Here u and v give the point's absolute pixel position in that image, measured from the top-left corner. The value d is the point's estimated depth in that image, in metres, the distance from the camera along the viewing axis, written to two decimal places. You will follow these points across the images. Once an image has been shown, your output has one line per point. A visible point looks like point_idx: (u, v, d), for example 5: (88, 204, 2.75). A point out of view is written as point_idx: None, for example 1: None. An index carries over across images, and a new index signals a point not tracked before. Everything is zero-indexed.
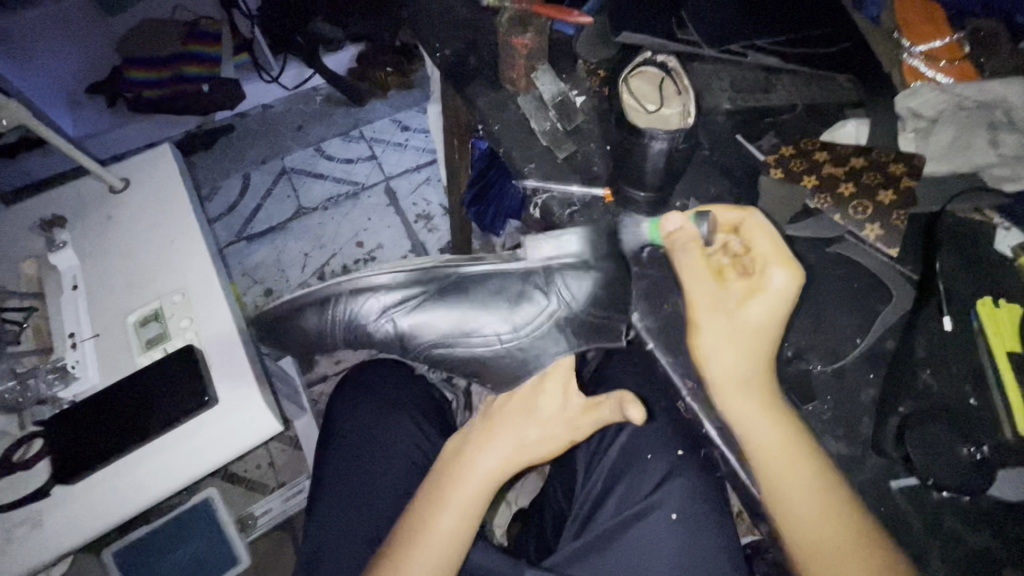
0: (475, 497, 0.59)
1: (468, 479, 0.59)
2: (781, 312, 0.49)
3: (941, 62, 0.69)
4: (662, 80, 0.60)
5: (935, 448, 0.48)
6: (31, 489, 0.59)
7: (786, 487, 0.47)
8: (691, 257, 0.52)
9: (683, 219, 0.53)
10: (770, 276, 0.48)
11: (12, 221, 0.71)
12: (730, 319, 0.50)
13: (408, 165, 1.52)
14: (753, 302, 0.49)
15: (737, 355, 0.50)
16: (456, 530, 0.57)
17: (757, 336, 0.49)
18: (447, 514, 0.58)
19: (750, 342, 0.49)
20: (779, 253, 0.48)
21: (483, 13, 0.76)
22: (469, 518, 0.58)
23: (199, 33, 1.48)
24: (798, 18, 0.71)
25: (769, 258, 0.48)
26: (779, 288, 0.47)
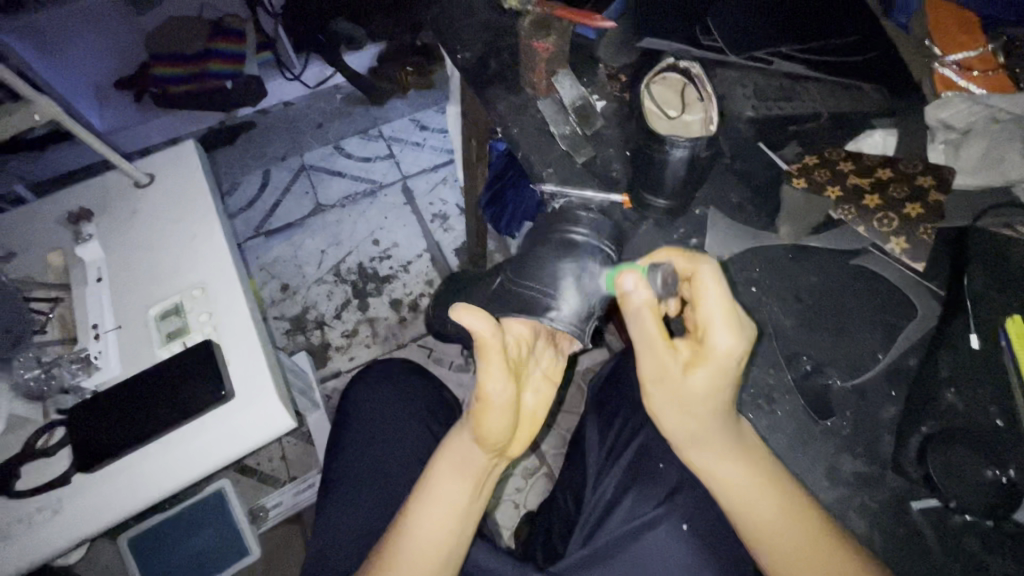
0: (461, 496, 0.56)
1: (449, 471, 0.56)
2: (725, 381, 0.47)
3: (975, 72, 0.67)
4: (684, 86, 0.59)
5: (957, 469, 0.47)
6: (52, 477, 0.60)
7: (764, 512, 0.48)
8: (644, 324, 0.48)
9: (637, 279, 0.48)
10: (715, 343, 0.46)
11: (39, 213, 0.73)
12: (673, 386, 0.48)
13: (425, 164, 1.53)
14: (696, 369, 0.47)
15: (696, 418, 0.48)
16: (445, 534, 0.55)
17: (704, 404, 0.47)
18: (434, 510, 0.55)
19: (702, 410, 0.48)
20: (726, 318, 0.46)
21: (505, 15, 0.76)
22: (459, 523, 0.56)
23: (226, 31, 1.52)
24: (819, 28, 0.71)
25: (713, 323, 0.46)
26: (720, 354, 0.46)
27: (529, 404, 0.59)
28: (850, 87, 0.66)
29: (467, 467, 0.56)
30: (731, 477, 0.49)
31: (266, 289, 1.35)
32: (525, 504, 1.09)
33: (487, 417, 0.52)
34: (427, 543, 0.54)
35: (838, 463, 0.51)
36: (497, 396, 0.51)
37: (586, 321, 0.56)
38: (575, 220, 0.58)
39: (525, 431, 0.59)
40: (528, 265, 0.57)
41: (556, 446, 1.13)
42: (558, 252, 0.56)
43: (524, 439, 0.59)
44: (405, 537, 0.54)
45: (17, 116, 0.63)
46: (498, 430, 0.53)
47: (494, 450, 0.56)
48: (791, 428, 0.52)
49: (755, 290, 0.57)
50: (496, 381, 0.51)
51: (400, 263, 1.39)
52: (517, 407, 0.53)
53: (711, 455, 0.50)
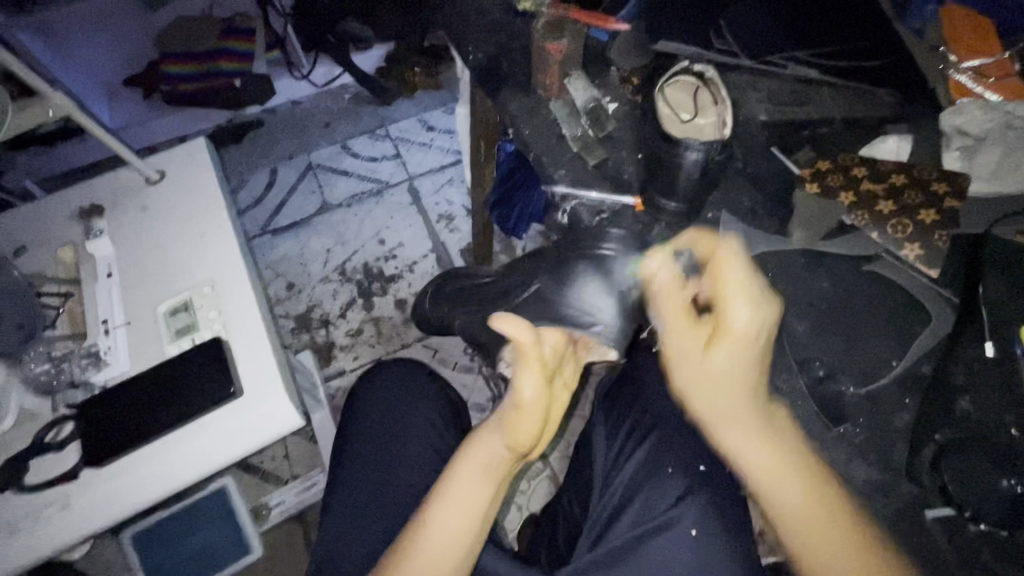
0: (482, 494, 0.56)
1: (472, 468, 0.56)
2: (747, 357, 0.46)
3: (989, 78, 0.66)
4: (698, 89, 0.59)
5: (970, 478, 0.47)
6: (61, 472, 0.60)
7: (792, 499, 0.46)
8: (672, 296, 0.52)
9: (661, 259, 0.54)
10: (729, 314, 0.46)
11: (51, 209, 0.73)
12: (694, 365, 0.48)
13: (432, 164, 1.53)
14: (718, 340, 0.47)
15: (723, 393, 0.48)
16: (463, 533, 0.55)
17: (728, 380, 0.47)
18: (450, 506, 0.55)
19: (727, 388, 0.47)
20: (743, 287, 0.46)
21: (517, 16, 0.76)
22: (478, 521, 0.56)
23: (234, 29, 1.54)
24: (835, 32, 0.70)
25: (735, 290, 0.46)
26: (740, 325, 0.46)
27: (558, 411, 0.59)
28: (863, 91, 0.66)
29: (490, 467, 0.56)
30: (756, 458, 0.47)
31: (272, 287, 1.36)
32: (529, 506, 1.08)
33: (519, 417, 0.53)
34: (446, 540, 0.54)
35: (850, 470, 0.50)
36: (531, 396, 0.53)
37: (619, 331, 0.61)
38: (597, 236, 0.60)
39: (551, 436, 0.59)
40: (563, 279, 0.63)
41: (561, 449, 1.13)
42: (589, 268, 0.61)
43: (547, 444, 0.60)
44: (424, 534, 0.54)
45: (31, 111, 0.63)
46: (529, 433, 0.54)
47: (520, 453, 0.56)
48: (803, 434, 0.52)
49: (765, 295, 0.57)
50: (532, 380, 0.53)
51: (406, 263, 1.39)
52: (546, 413, 0.54)
53: (740, 432, 0.48)
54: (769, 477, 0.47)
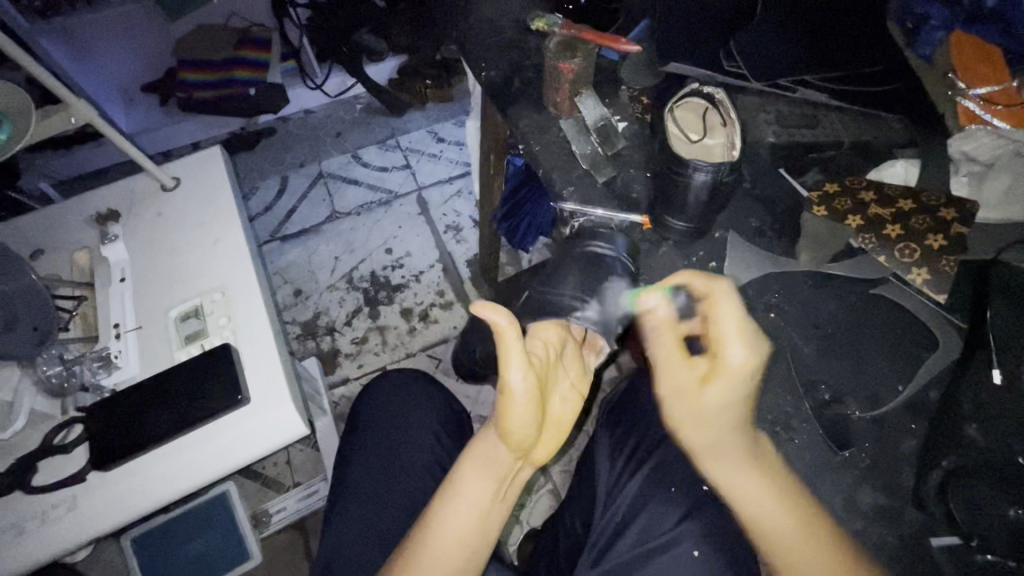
0: (485, 490, 0.56)
1: (473, 466, 0.56)
2: (742, 391, 0.48)
3: (997, 106, 0.66)
4: (706, 111, 0.60)
5: (978, 508, 0.46)
6: (69, 473, 0.61)
7: (779, 529, 0.48)
8: (664, 338, 0.53)
9: (659, 299, 0.54)
10: (729, 356, 0.47)
11: (68, 212, 0.74)
12: (691, 402, 0.50)
13: (441, 175, 1.55)
14: (709, 387, 0.48)
15: (715, 426, 0.50)
16: (471, 532, 0.55)
17: (719, 415, 0.49)
18: (458, 512, 0.55)
19: (721, 423, 0.49)
20: (740, 330, 0.48)
21: (530, 35, 0.77)
22: (482, 520, 0.56)
23: (255, 40, 1.57)
24: (842, 58, 0.71)
25: (733, 335, 0.48)
26: (737, 364, 0.47)
27: (556, 412, 0.60)
28: (872, 115, 0.67)
29: (491, 464, 0.56)
30: (745, 486, 0.49)
31: (279, 294, 1.37)
32: (529, 521, 1.08)
33: (511, 410, 0.53)
34: (452, 541, 0.54)
35: (855, 495, 0.50)
36: (520, 385, 0.52)
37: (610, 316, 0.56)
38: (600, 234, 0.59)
39: (550, 437, 0.60)
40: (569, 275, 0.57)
41: (563, 463, 1.13)
42: (594, 268, 0.57)
43: (549, 446, 0.60)
44: (431, 533, 0.54)
45: (52, 119, 0.64)
46: (521, 424, 0.53)
47: (518, 450, 0.56)
48: (808, 457, 0.52)
49: (773, 316, 0.57)
50: (519, 368, 0.51)
51: (413, 273, 1.40)
52: (535, 399, 0.53)
53: (732, 465, 0.49)
54: (765, 513, 0.48)
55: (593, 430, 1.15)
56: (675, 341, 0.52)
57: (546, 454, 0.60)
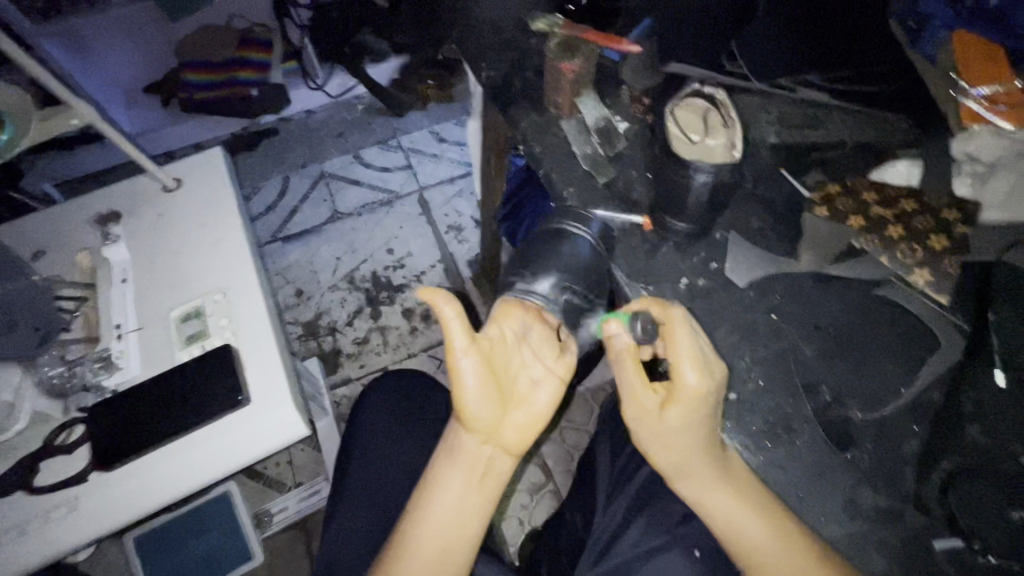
0: (460, 479, 0.54)
1: (443, 456, 0.55)
2: (701, 415, 0.50)
3: (1000, 105, 0.65)
4: (707, 111, 0.59)
5: (981, 508, 0.46)
6: (70, 474, 0.61)
7: (746, 530, 0.52)
8: (626, 367, 0.54)
9: (620, 327, 0.55)
10: (682, 382, 0.49)
11: (69, 213, 0.75)
12: (653, 425, 0.53)
13: (443, 175, 1.55)
14: (669, 411, 0.51)
15: (679, 449, 0.53)
16: (454, 527, 0.53)
17: (682, 439, 0.52)
18: (438, 507, 0.54)
19: (684, 445, 0.52)
20: (693, 356, 0.49)
21: (531, 35, 0.77)
22: (461, 512, 0.54)
23: (255, 40, 1.57)
24: (847, 57, 0.71)
25: (685, 361, 0.49)
26: (689, 390, 0.49)
27: (529, 395, 0.56)
28: (876, 115, 0.66)
29: (459, 452, 0.55)
30: (716, 499, 0.53)
31: (281, 294, 1.37)
32: (530, 521, 1.08)
33: (460, 391, 0.52)
34: (430, 530, 0.53)
35: (857, 497, 0.50)
36: (462, 363, 0.51)
37: (559, 291, 0.55)
38: (572, 216, 0.59)
39: (522, 421, 0.55)
40: (528, 265, 0.57)
41: (563, 463, 1.13)
42: (553, 249, 0.57)
43: (524, 435, 0.55)
44: (413, 522, 0.54)
45: (55, 119, 0.64)
46: (474, 404, 0.52)
47: (481, 433, 0.54)
48: (810, 459, 0.51)
49: (774, 316, 0.57)
50: (459, 346, 0.51)
51: (415, 273, 1.40)
52: (479, 375, 0.52)
53: (699, 484, 0.54)
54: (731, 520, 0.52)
55: (593, 431, 1.15)
56: (637, 373, 0.53)
57: (521, 442, 0.55)
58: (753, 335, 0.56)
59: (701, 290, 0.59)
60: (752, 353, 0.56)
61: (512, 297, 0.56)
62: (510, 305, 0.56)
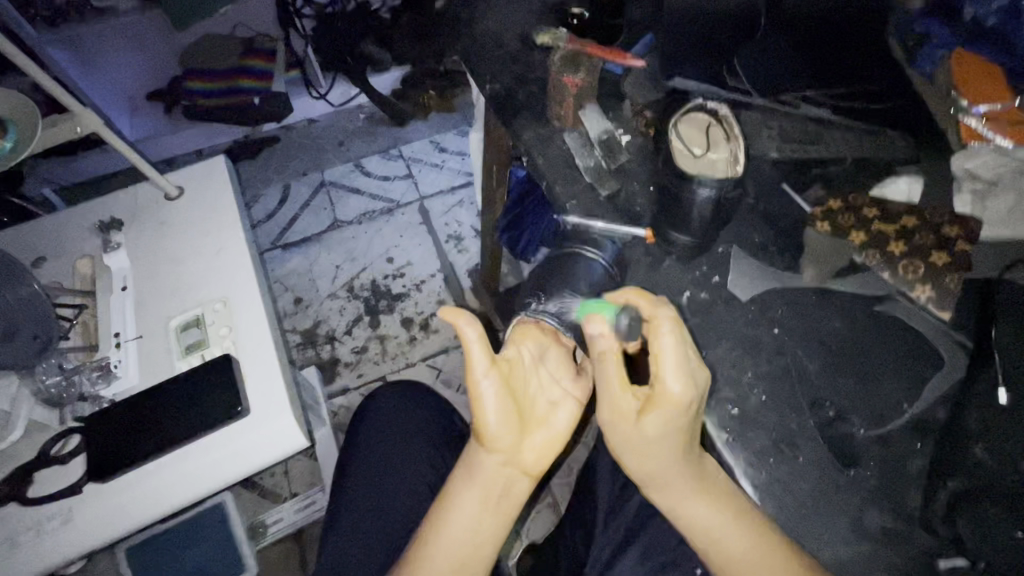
0: (484, 496, 0.53)
1: (463, 475, 0.54)
2: (678, 424, 0.48)
3: (1000, 124, 0.65)
4: (709, 125, 0.60)
5: (987, 527, 0.46)
6: (65, 485, 0.60)
7: (729, 545, 0.50)
8: (609, 369, 0.50)
9: (604, 327, 0.51)
10: (667, 389, 0.47)
11: (72, 221, 0.74)
12: (628, 433, 0.50)
13: (443, 185, 1.55)
14: (649, 417, 0.48)
15: (658, 457, 0.50)
16: (470, 547, 0.53)
17: (660, 447, 0.50)
18: (458, 522, 0.53)
19: (661, 452, 0.50)
20: (677, 365, 0.47)
21: (534, 48, 0.78)
22: (477, 529, 0.53)
23: (257, 49, 1.59)
24: (842, 75, 0.72)
25: (670, 370, 0.47)
26: (671, 399, 0.47)
27: (548, 417, 0.55)
28: (876, 133, 0.68)
29: (478, 471, 0.53)
30: (694, 511, 0.51)
31: (280, 302, 1.36)
32: (528, 534, 1.07)
33: (478, 411, 0.51)
34: (449, 547, 0.52)
35: (861, 516, 0.49)
36: (483, 383, 0.50)
37: (571, 310, 0.58)
38: (589, 240, 0.61)
39: (542, 443, 0.54)
40: (544, 286, 0.60)
41: (562, 476, 1.12)
42: (568, 271, 0.60)
43: (545, 455, 0.54)
44: (430, 537, 0.53)
45: (60, 128, 0.64)
46: (495, 425, 0.51)
47: (502, 453, 0.52)
48: (814, 477, 0.51)
49: (777, 331, 0.57)
50: (481, 367, 0.50)
51: (415, 283, 1.40)
52: (500, 396, 0.51)
53: (674, 493, 0.52)
54: (712, 535, 0.51)
55: (593, 444, 1.15)
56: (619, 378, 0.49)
57: (540, 464, 0.54)
58: (757, 353, 0.56)
59: (703, 305, 0.59)
60: (756, 368, 0.55)
61: (529, 317, 0.59)
62: (528, 325, 0.59)
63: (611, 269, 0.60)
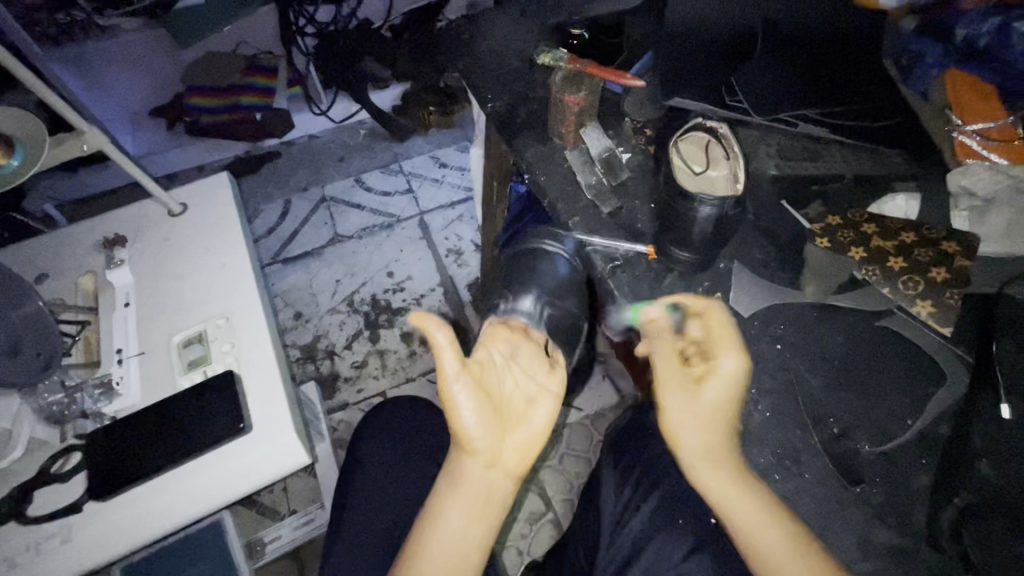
0: (467, 506, 0.52)
1: (446, 486, 0.53)
2: (736, 395, 0.51)
3: (995, 141, 0.67)
4: (709, 144, 0.61)
5: (994, 548, 0.46)
6: (65, 503, 0.60)
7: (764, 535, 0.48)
8: (666, 347, 0.56)
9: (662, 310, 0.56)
10: (726, 361, 0.51)
11: (74, 237, 0.75)
12: (689, 404, 0.53)
13: (443, 200, 1.56)
14: (711, 385, 0.52)
15: (709, 432, 0.52)
16: (455, 561, 0.51)
17: (718, 420, 0.52)
18: (440, 534, 0.51)
19: (718, 426, 0.52)
20: (737, 342, 0.52)
21: (535, 67, 0.80)
22: (465, 542, 0.51)
23: (259, 66, 1.63)
24: (842, 91, 0.71)
25: (728, 342, 0.52)
26: (732, 368, 0.51)
27: (526, 415, 0.56)
28: (872, 148, 0.69)
29: (462, 479, 0.53)
30: (736, 498, 0.49)
31: (280, 316, 1.36)
32: (530, 552, 1.06)
33: (455, 416, 0.52)
34: (436, 562, 0.50)
35: (868, 532, 0.49)
36: (455, 389, 0.51)
37: (540, 305, 0.61)
38: (550, 234, 0.64)
39: (523, 441, 0.54)
40: (509, 285, 0.63)
41: (563, 492, 1.11)
42: (527, 266, 0.63)
43: (525, 455, 0.54)
44: (415, 550, 0.51)
45: (66, 145, 0.65)
46: (473, 429, 0.52)
47: (481, 457, 0.53)
48: (818, 493, 0.51)
49: (779, 347, 0.57)
50: (452, 373, 0.51)
51: (415, 297, 1.40)
52: (471, 399, 0.52)
53: (721, 478, 0.50)
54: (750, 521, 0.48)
55: (595, 458, 1.14)
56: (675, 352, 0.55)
57: (523, 463, 0.54)
58: (758, 369, 0.56)
59: None
60: (759, 383, 0.56)
61: (500, 316, 0.62)
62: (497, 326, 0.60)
63: (607, 281, 0.61)
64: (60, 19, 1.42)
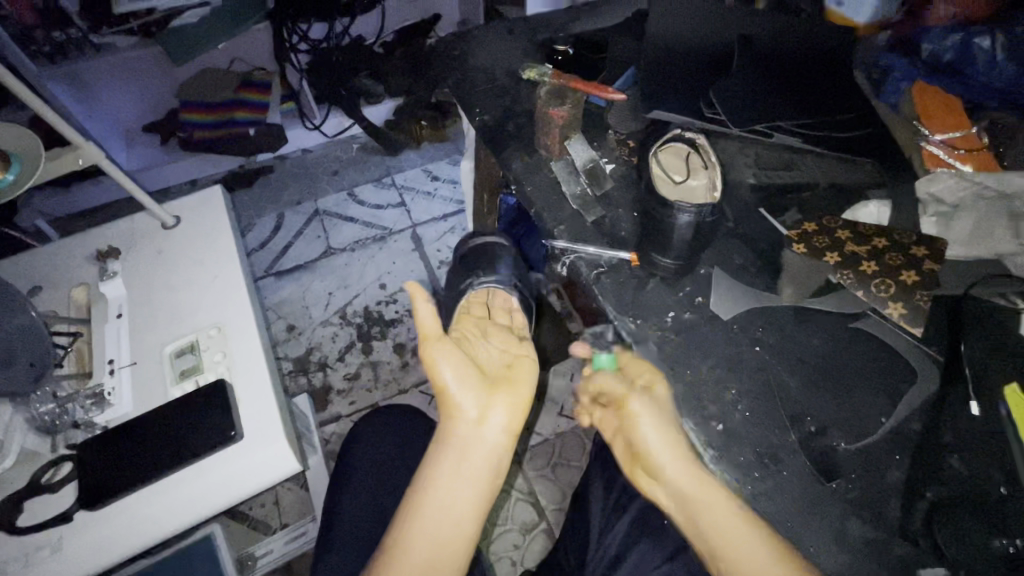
0: (461, 466, 0.60)
1: (441, 450, 0.61)
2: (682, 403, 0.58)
3: (960, 150, 0.70)
4: (689, 154, 0.63)
5: (964, 538, 0.47)
6: (55, 513, 0.60)
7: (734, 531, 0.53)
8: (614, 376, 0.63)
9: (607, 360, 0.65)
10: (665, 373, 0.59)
11: (68, 250, 0.76)
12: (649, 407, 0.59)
13: (436, 213, 1.58)
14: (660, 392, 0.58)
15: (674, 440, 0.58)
16: (448, 519, 0.58)
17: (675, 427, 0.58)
18: (436, 493, 0.58)
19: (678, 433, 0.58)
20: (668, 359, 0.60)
21: (521, 82, 0.82)
22: (456, 499, 0.58)
23: (254, 83, 1.66)
24: (816, 105, 0.74)
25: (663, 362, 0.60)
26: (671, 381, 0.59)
27: (508, 379, 0.65)
28: (847, 159, 0.71)
29: (455, 440, 0.61)
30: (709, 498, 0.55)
31: (272, 329, 1.37)
32: (522, 562, 1.06)
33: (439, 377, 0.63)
34: (432, 517, 0.57)
35: (845, 527, 0.50)
36: (436, 354, 0.63)
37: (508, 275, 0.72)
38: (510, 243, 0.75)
39: (507, 400, 0.62)
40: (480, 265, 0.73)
41: (555, 501, 1.12)
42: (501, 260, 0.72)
43: (510, 414, 0.62)
44: (413, 509, 0.58)
45: (61, 160, 0.66)
46: (458, 388, 0.62)
47: (467, 416, 0.61)
48: (797, 489, 0.52)
49: (759, 349, 0.59)
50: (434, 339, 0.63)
51: (407, 308, 1.41)
52: (452, 360, 0.63)
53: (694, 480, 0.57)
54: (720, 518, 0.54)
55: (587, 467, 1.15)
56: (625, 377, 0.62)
57: (508, 421, 0.62)
58: (739, 371, 0.58)
59: (687, 324, 0.61)
60: (739, 384, 0.57)
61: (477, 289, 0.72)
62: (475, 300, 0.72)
63: (593, 287, 0.63)
64: (56, 37, 1.40)
